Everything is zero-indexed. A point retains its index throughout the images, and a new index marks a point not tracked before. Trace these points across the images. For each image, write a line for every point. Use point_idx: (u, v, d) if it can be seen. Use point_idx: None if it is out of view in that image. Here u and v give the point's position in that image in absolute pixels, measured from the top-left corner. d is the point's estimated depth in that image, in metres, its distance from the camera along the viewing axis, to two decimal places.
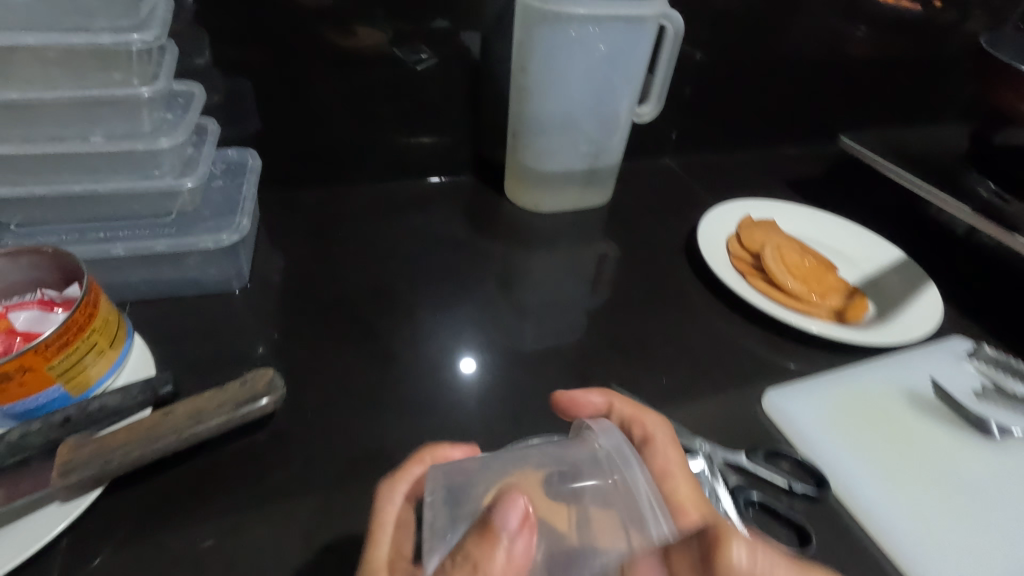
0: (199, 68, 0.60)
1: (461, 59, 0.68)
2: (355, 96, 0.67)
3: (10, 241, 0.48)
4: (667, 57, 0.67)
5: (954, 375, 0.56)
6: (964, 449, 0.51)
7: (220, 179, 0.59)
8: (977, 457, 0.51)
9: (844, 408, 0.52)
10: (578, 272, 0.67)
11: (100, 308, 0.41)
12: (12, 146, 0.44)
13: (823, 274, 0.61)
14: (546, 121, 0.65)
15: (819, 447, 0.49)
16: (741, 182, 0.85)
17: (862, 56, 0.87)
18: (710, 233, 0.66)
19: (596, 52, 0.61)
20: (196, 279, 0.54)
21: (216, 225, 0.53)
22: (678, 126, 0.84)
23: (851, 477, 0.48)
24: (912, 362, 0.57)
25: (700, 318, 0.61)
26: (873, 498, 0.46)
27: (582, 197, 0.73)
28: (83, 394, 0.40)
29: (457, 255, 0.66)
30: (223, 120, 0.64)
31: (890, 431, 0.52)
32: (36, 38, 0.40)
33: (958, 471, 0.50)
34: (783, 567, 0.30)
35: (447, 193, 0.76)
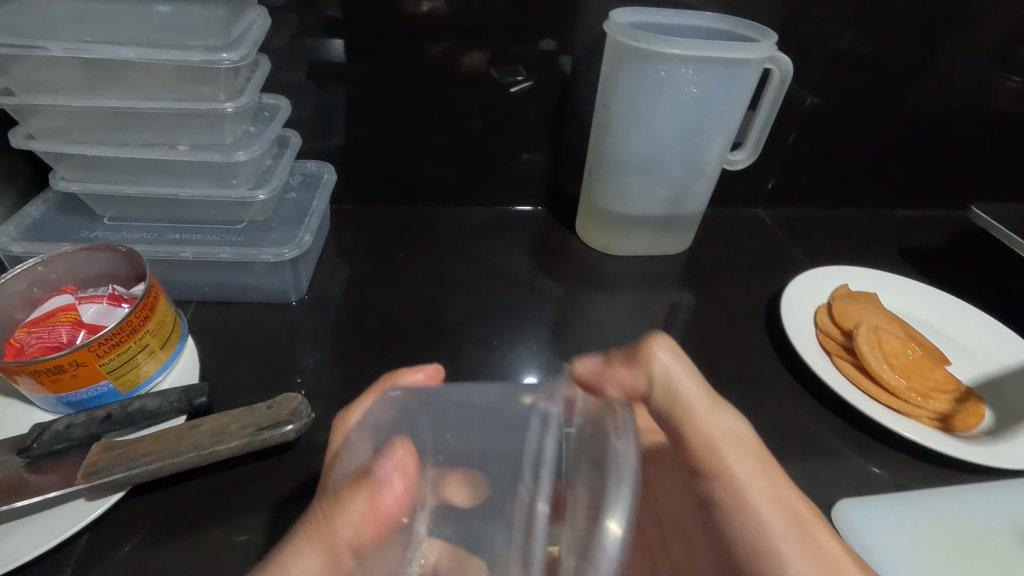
0: (293, 82, 0.62)
1: (546, 87, 0.66)
2: (436, 118, 0.67)
3: (101, 232, 0.52)
4: (769, 104, 0.61)
5: None
6: None
7: (296, 191, 0.60)
8: None
9: (930, 537, 0.44)
10: (641, 323, 0.63)
11: (157, 310, 0.43)
12: (110, 149, 0.48)
13: (929, 367, 0.52)
14: (624, 162, 0.62)
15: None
16: (844, 244, 0.76)
17: (1012, 113, 0.75)
18: (795, 302, 0.59)
19: (687, 95, 0.56)
20: (258, 286, 0.55)
21: (282, 237, 0.54)
22: (778, 175, 0.77)
23: None
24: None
25: (771, 395, 0.54)
26: None
27: (657, 243, 0.68)
28: (131, 390, 0.42)
29: (515, 290, 0.64)
30: (309, 132, 0.66)
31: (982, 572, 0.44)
32: (135, 53, 0.43)
33: None
34: (694, 375, 0.37)
35: (516, 223, 0.74)
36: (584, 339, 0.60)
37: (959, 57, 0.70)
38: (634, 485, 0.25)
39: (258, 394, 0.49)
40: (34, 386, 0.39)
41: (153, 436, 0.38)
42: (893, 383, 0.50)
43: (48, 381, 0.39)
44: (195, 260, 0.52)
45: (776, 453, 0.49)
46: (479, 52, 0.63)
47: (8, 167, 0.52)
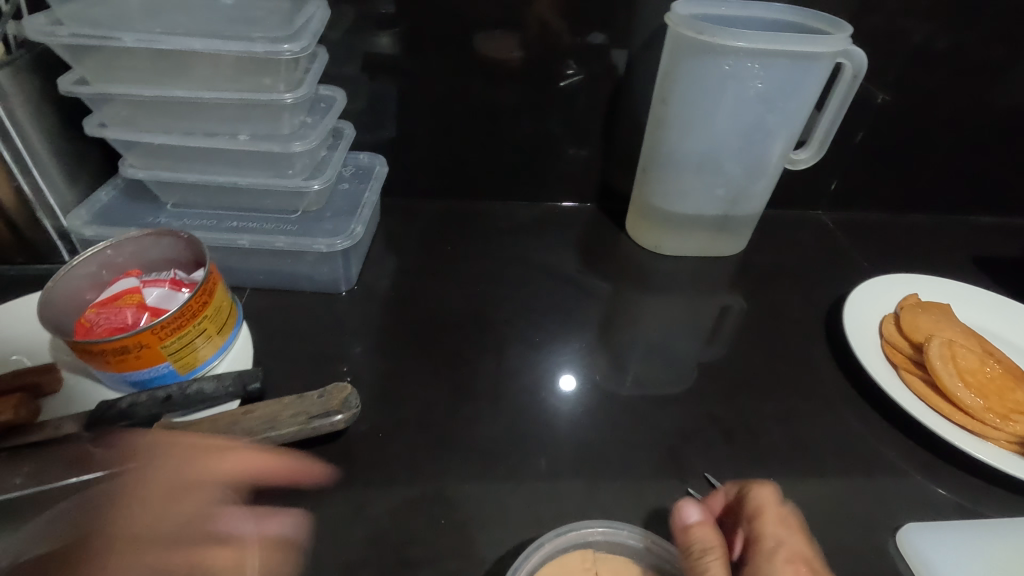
0: (349, 74, 0.63)
1: (602, 82, 0.65)
2: (486, 113, 0.67)
3: (165, 218, 0.54)
4: (839, 100, 0.58)
5: None
6: None
7: (347, 182, 0.61)
8: None
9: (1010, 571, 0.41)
10: (691, 327, 0.61)
11: (215, 296, 0.44)
12: (174, 138, 0.49)
13: (1010, 387, 0.49)
14: (680, 160, 0.60)
15: None
16: (913, 251, 0.72)
17: None
18: (860, 313, 0.56)
19: (750, 90, 0.54)
20: (309, 275, 0.56)
21: (334, 227, 0.55)
22: (841, 176, 0.73)
23: None
24: None
25: (829, 409, 0.51)
26: None
27: (711, 244, 0.66)
28: (189, 372, 0.43)
29: (561, 288, 0.63)
30: (362, 125, 0.66)
31: None
32: (200, 44, 0.44)
33: None
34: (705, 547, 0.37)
35: (564, 220, 0.73)
36: (632, 341, 0.58)
37: None
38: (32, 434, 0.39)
39: (309, 383, 0.49)
40: (101, 365, 0.40)
41: (210, 419, 0.39)
42: (968, 403, 0.47)
43: (113, 361, 0.40)
44: (251, 249, 0.53)
45: (835, 471, 0.47)
46: (533, 45, 0.62)
47: (82, 154, 0.54)
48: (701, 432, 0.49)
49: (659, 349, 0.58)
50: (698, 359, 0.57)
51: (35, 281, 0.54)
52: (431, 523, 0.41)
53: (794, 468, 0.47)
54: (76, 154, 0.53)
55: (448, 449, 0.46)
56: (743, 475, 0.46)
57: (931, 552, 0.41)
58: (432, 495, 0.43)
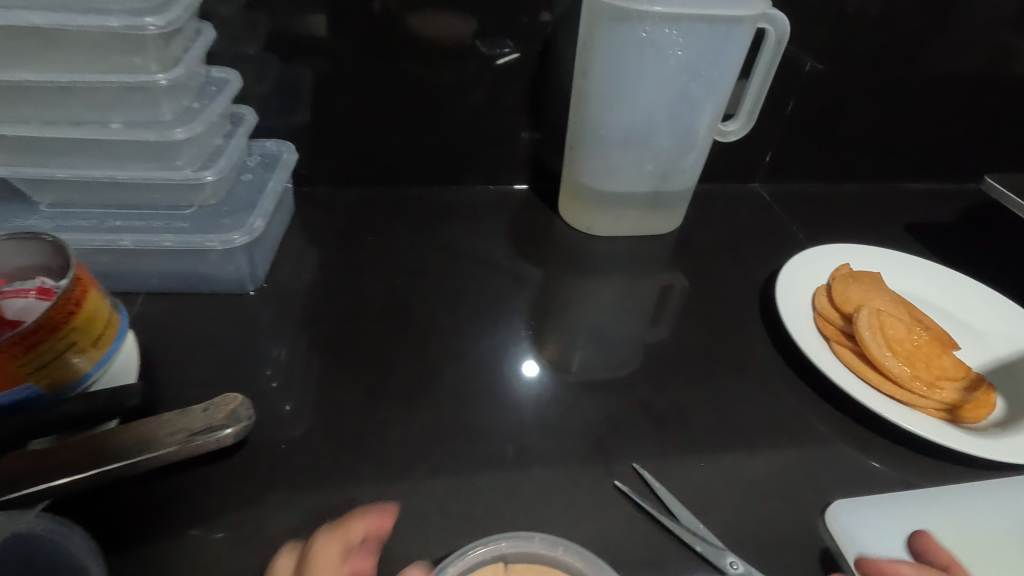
0: (251, 55, 0.58)
1: (527, 55, 0.61)
2: (405, 93, 0.62)
3: (37, 220, 0.48)
4: (765, 68, 0.56)
5: None
6: None
7: (252, 172, 0.56)
8: None
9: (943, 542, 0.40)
10: (627, 309, 0.59)
11: (85, 305, 0.39)
12: (33, 129, 0.44)
13: (937, 353, 0.48)
14: (606, 136, 0.57)
15: None
16: (847, 221, 0.71)
17: None
18: (793, 286, 0.55)
19: (671, 59, 0.51)
20: (211, 275, 0.52)
21: (233, 222, 0.50)
22: (775, 148, 0.72)
23: None
24: None
25: (765, 387, 0.50)
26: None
27: (646, 222, 0.64)
28: (59, 392, 0.38)
29: (491, 276, 0.60)
30: (271, 110, 0.61)
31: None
32: (43, 18, 0.39)
33: None
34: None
35: (496, 204, 0.69)
36: (565, 328, 0.56)
37: (973, 14, 0.64)
38: None
39: (209, 393, 0.45)
40: None
41: (75, 443, 0.35)
42: (896, 372, 0.46)
43: None
44: (139, 249, 0.48)
45: (768, 450, 0.45)
46: (449, 18, 0.58)
47: None
48: (633, 419, 0.47)
49: (594, 334, 0.55)
50: (635, 342, 0.54)
51: None
52: None
53: (728, 450, 0.45)
54: None
55: (361, 458, 0.42)
56: (675, 462, 0.44)
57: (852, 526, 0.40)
58: (340, 506, 0.39)
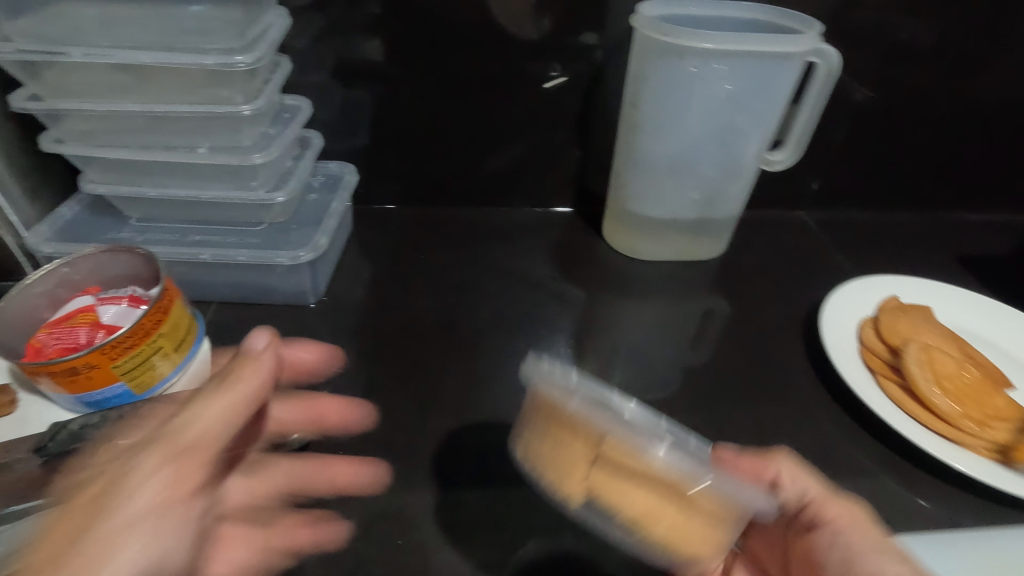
0: (319, 82, 0.62)
1: (576, 82, 0.63)
2: (459, 118, 0.66)
3: (127, 233, 0.53)
4: (814, 100, 0.56)
5: None
6: None
7: (317, 192, 0.60)
8: None
9: None
10: (667, 332, 0.60)
11: (171, 313, 0.43)
12: (132, 152, 0.48)
13: (988, 392, 0.47)
14: (653, 163, 0.58)
15: None
16: (897, 252, 0.70)
17: None
18: (837, 317, 0.55)
19: (720, 92, 0.53)
20: (276, 287, 0.55)
21: (300, 239, 0.54)
22: (823, 176, 0.72)
23: None
24: None
25: (808, 417, 0.50)
26: None
27: (689, 248, 0.65)
28: (146, 392, 0.42)
29: (536, 295, 0.62)
30: (334, 134, 0.66)
31: None
32: (150, 57, 0.43)
33: None
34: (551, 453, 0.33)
35: (543, 225, 0.71)
36: (605, 349, 0.57)
37: None
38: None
39: None
40: (53, 386, 0.40)
41: None
42: (944, 408, 0.46)
43: (65, 381, 0.40)
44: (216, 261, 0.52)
45: None
46: (503, 48, 0.61)
47: (45, 169, 0.53)
48: None
49: (633, 354, 0.57)
50: (673, 366, 0.55)
51: None
52: (390, 540, 0.40)
53: None
54: (37, 170, 0.52)
55: (409, 467, 0.44)
56: None
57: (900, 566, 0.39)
58: (392, 511, 0.41)
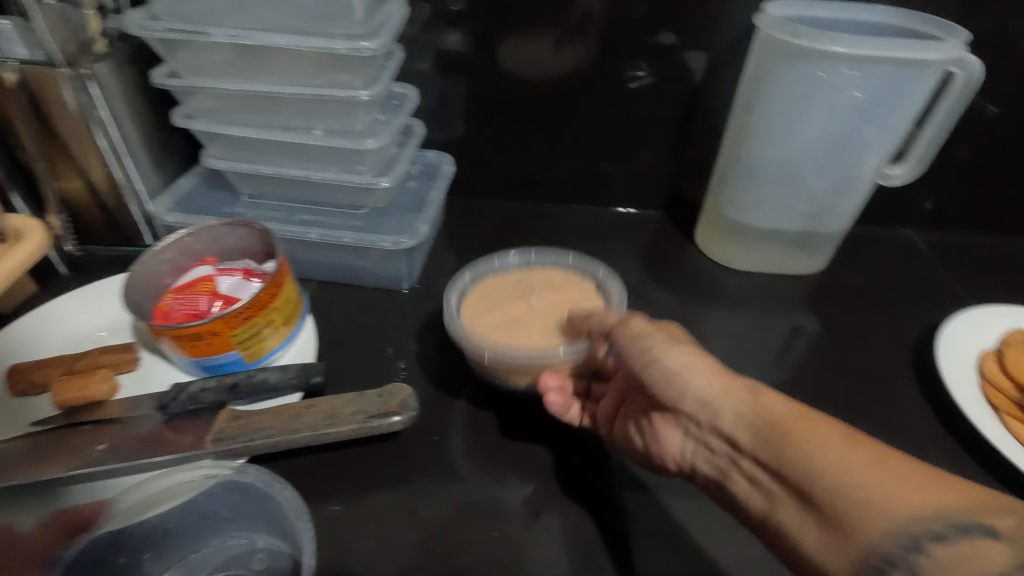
0: (421, 71, 0.63)
1: (681, 82, 0.61)
2: (555, 113, 0.65)
3: (240, 208, 0.56)
4: (947, 112, 0.53)
5: None
6: None
7: (414, 180, 0.61)
8: None
9: None
10: (761, 346, 0.57)
11: (284, 288, 0.45)
12: (254, 131, 0.50)
13: None
14: (762, 170, 0.56)
15: None
16: (1017, 281, 0.65)
17: None
18: (956, 346, 0.51)
19: (846, 99, 0.50)
20: (372, 270, 0.57)
21: (400, 225, 0.55)
22: (939, 195, 0.67)
23: None
24: None
25: (915, 450, 0.48)
26: None
27: (789, 261, 0.62)
28: (256, 361, 0.44)
29: (624, 297, 0.61)
30: (432, 123, 0.66)
31: None
32: (283, 40, 0.45)
33: None
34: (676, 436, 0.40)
35: (631, 226, 0.70)
36: None
37: None
38: (123, 429, 0.40)
39: (367, 377, 0.50)
40: (176, 349, 0.42)
41: (274, 411, 0.40)
42: None
43: (187, 346, 0.42)
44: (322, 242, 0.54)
45: None
46: (609, 44, 0.59)
47: (169, 143, 0.56)
48: None
49: (724, 367, 0.55)
50: (767, 383, 0.53)
51: (122, 264, 0.57)
52: (482, 531, 0.40)
53: None
54: (162, 145, 0.55)
55: (503, 461, 0.44)
56: None
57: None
58: (485, 502, 0.42)
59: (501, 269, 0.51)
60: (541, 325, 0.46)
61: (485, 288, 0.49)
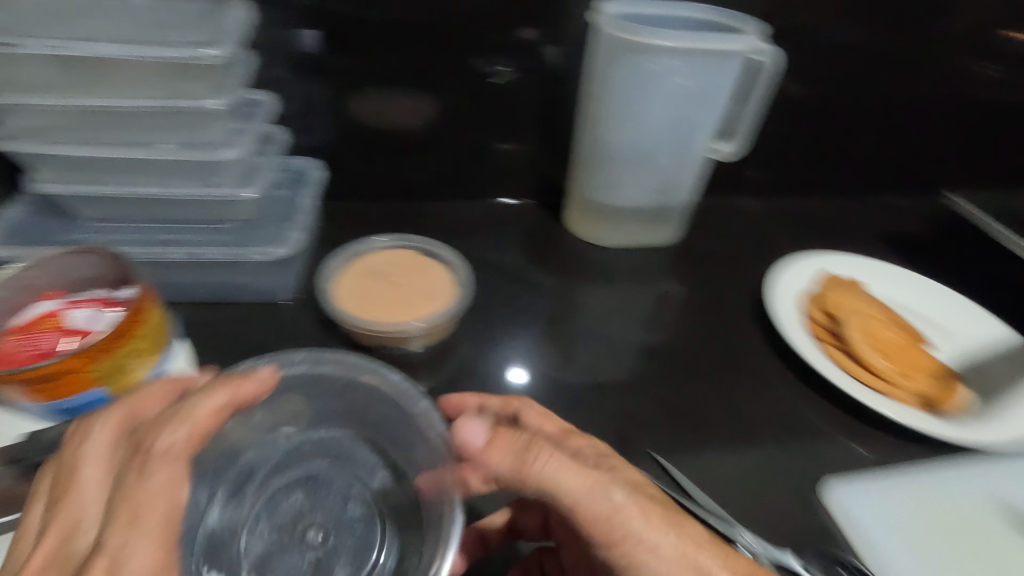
0: (278, 77, 0.61)
1: (537, 78, 0.65)
2: (422, 113, 0.66)
3: (86, 234, 0.51)
4: (757, 94, 0.62)
5: None
6: None
7: (284, 188, 0.59)
8: None
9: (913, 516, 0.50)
10: (634, 314, 0.63)
11: (149, 315, 0.42)
12: (92, 149, 0.47)
13: (914, 351, 0.55)
14: (614, 154, 0.62)
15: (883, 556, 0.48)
16: (829, 234, 0.77)
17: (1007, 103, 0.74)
18: (786, 292, 0.60)
19: (676, 87, 0.57)
20: (248, 285, 0.55)
21: (272, 235, 0.54)
22: (765, 166, 0.77)
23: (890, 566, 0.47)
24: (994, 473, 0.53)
25: (763, 385, 0.56)
26: None
27: (649, 234, 0.69)
28: (124, 395, 0.42)
29: (509, 284, 0.64)
30: (296, 128, 0.64)
31: (963, 545, 0.50)
32: (113, 49, 0.43)
33: None
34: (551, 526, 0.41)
35: (508, 216, 0.74)
36: (578, 334, 0.60)
37: (949, 46, 0.68)
38: None
39: None
40: (25, 394, 0.38)
41: None
42: (879, 365, 0.53)
43: (38, 389, 0.38)
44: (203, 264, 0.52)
45: (772, 446, 0.51)
46: (465, 44, 0.61)
47: None
48: (648, 415, 0.52)
49: (604, 337, 0.60)
50: (641, 348, 0.59)
51: None
52: None
53: (733, 443, 0.51)
54: None
55: None
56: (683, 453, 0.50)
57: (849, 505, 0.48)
58: None
59: (372, 252, 0.57)
60: (418, 306, 0.52)
61: (360, 268, 0.55)
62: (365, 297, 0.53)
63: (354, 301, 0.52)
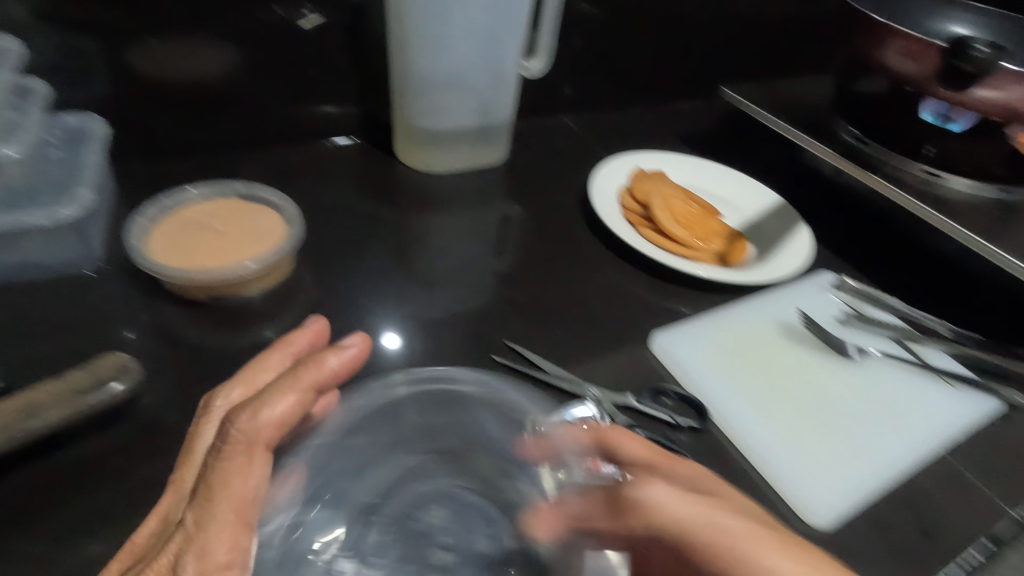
0: (21, 22, 0.51)
1: (338, 7, 0.62)
2: (217, 54, 0.60)
3: None
4: (552, 10, 0.66)
5: (819, 305, 0.62)
6: (831, 373, 0.56)
7: (60, 148, 0.54)
8: (844, 378, 0.56)
9: (721, 349, 0.56)
10: (476, 233, 0.66)
11: None
12: None
13: (706, 219, 0.64)
14: (429, 78, 0.62)
15: (700, 388, 0.52)
16: (636, 139, 0.86)
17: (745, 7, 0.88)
18: (604, 189, 0.67)
19: (476, 4, 0.58)
20: (36, 258, 0.49)
21: (51, 198, 0.48)
22: (572, 83, 0.83)
23: (719, 404, 0.51)
24: (779, 297, 0.62)
25: (596, 271, 0.62)
26: (739, 416, 0.50)
27: (478, 154, 0.72)
28: None
29: (349, 222, 0.63)
30: (60, 85, 0.55)
31: (767, 364, 0.56)
32: None
33: (833, 397, 0.54)
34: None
35: (337, 157, 0.71)
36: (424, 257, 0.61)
37: None
38: None
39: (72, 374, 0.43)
40: None
41: None
42: (681, 236, 0.61)
43: None
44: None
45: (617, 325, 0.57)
46: None
47: None
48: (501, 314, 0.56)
49: (452, 257, 0.62)
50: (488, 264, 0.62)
51: None
52: None
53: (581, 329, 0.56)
54: None
55: None
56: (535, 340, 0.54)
57: (664, 344, 0.54)
58: None
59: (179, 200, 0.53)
60: (248, 248, 0.50)
61: (178, 219, 0.51)
62: (173, 242, 0.49)
63: (169, 254, 0.48)
